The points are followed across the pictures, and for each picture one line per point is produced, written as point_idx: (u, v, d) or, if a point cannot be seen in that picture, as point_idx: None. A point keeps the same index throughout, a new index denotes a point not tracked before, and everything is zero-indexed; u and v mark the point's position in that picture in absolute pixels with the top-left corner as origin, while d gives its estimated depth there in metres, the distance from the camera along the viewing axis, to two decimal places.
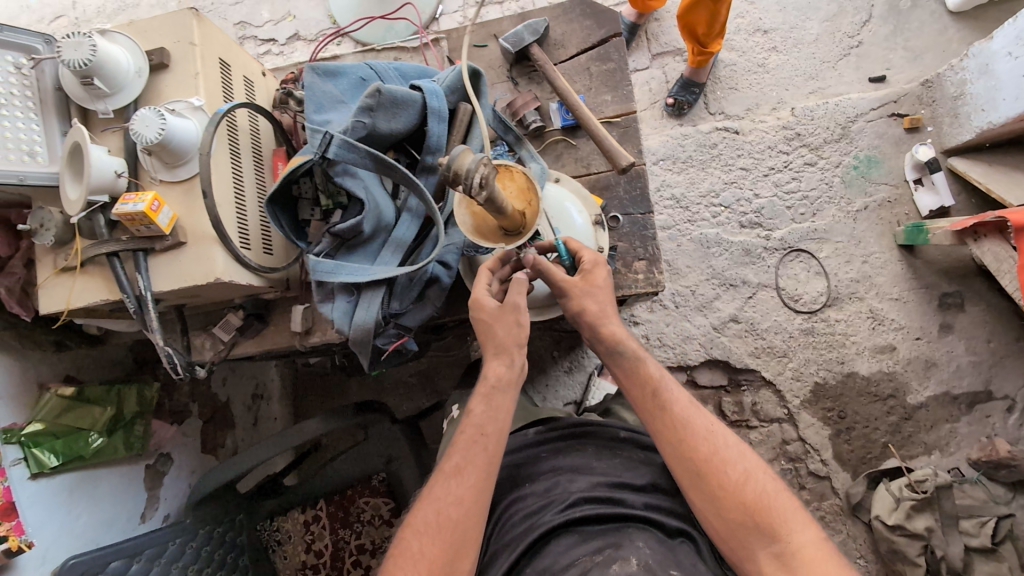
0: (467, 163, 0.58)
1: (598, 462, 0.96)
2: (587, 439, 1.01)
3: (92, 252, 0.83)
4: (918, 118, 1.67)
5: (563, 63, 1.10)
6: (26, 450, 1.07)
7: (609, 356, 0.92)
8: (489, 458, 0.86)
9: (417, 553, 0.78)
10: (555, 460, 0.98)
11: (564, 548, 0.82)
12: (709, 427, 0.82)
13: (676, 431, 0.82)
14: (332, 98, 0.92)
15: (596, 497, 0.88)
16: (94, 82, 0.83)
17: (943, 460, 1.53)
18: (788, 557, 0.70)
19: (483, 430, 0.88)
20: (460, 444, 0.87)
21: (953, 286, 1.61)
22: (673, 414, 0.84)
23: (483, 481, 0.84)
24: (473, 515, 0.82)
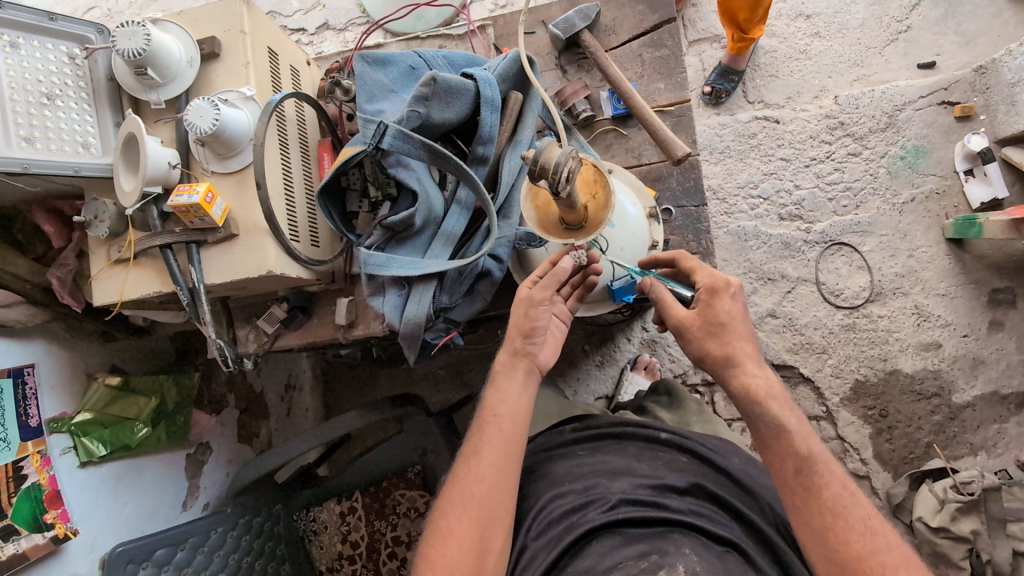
0: (552, 157, 0.56)
1: (641, 463, 0.94)
2: (627, 440, 0.99)
3: (147, 245, 0.83)
4: (970, 106, 1.60)
5: (614, 50, 1.06)
6: (75, 439, 1.09)
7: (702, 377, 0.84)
8: (509, 440, 0.86)
9: (446, 533, 0.81)
10: (594, 460, 0.96)
11: (605, 550, 0.80)
12: (870, 521, 0.72)
13: (831, 521, 0.73)
14: (383, 87, 0.90)
15: (640, 500, 0.85)
16: (148, 72, 0.83)
17: (990, 461, 1.48)
18: None
19: (495, 410, 0.88)
20: (479, 427, 0.88)
21: (1004, 282, 1.55)
22: (827, 500, 0.74)
23: (501, 461, 0.84)
24: (496, 494, 0.82)
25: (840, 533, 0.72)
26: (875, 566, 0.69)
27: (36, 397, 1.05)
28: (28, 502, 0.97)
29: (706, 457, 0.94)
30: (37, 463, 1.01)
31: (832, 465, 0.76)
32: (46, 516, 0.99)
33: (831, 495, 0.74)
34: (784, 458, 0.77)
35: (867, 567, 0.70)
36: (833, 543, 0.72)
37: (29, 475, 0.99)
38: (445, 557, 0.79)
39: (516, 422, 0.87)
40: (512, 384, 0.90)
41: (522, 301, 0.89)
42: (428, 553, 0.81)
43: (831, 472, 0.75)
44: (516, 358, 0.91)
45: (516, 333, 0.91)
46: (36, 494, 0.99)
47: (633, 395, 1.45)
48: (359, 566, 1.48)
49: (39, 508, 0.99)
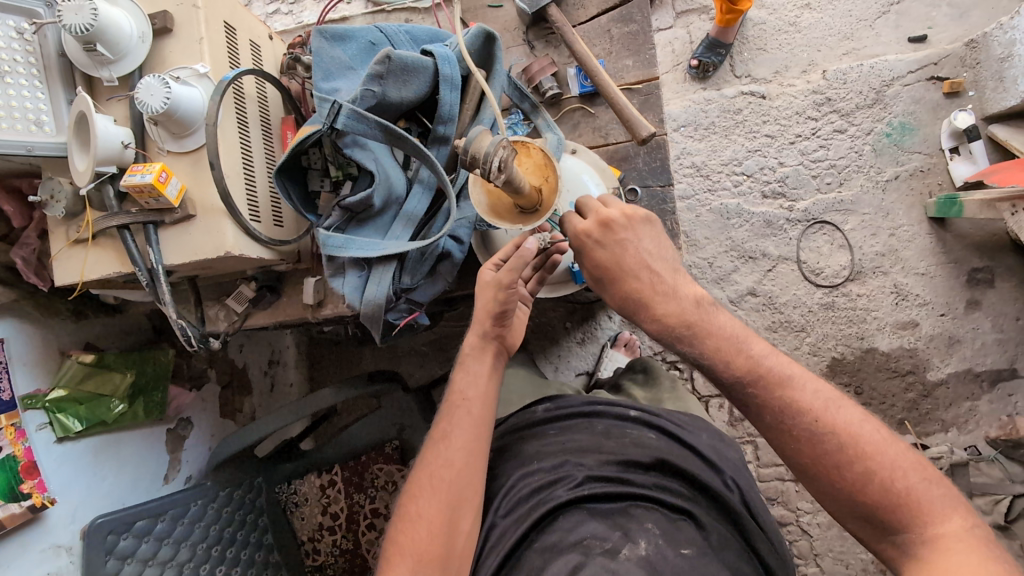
0: (484, 146, 0.55)
1: (608, 441, 0.94)
2: (596, 417, 1.00)
3: (103, 225, 0.83)
4: (959, 82, 1.57)
5: (582, 25, 1.04)
6: (50, 415, 1.11)
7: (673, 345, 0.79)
8: (480, 426, 0.89)
9: (417, 517, 0.83)
10: (563, 437, 0.97)
11: (571, 524, 0.82)
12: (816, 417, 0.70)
13: (783, 431, 0.72)
14: (340, 64, 0.88)
15: (604, 477, 0.87)
16: (97, 48, 0.81)
17: (960, 437, 1.50)
18: (886, 505, 0.66)
19: (465, 395, 0.91)
20: (446, 412, 0.91)
21: (983, 261, 1.55)
22: (774, 411, 0.72)
23: (468, 445, 0.87)
24: (466, 477, 0.85)
25: (797, 439, 0.71)
26: (840, 458, 0.68)
27: (4, 370, 1.06)
28: (5, 474, 1.00)
29: (675, 433, 0.95)
30: (11, 435, 1.03)
31: (766, 373, 0.73)
32: (23, 486, 1.02)
33: (776, 406, 0.72)
34: (724, 386, 0.76)
35: (834, 464, 0.69)
36: (797, 450, 0.71)
37: (5, 447, 1.01)
38: (416, 539, 0.81)
39: (485, 408, 0.90)
40: (480, 369, 0.93)
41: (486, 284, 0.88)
42: (398, 539, 0.82)
43: (764, 381, 0.73)
44: (486, 341, 0.93)
45: (486, 317, 0.91)
46: (11, 465, 1.01)
47: (610, 372, 1.48)
48: (339, 536, 1.52)
49: (15, 479, 1.01)
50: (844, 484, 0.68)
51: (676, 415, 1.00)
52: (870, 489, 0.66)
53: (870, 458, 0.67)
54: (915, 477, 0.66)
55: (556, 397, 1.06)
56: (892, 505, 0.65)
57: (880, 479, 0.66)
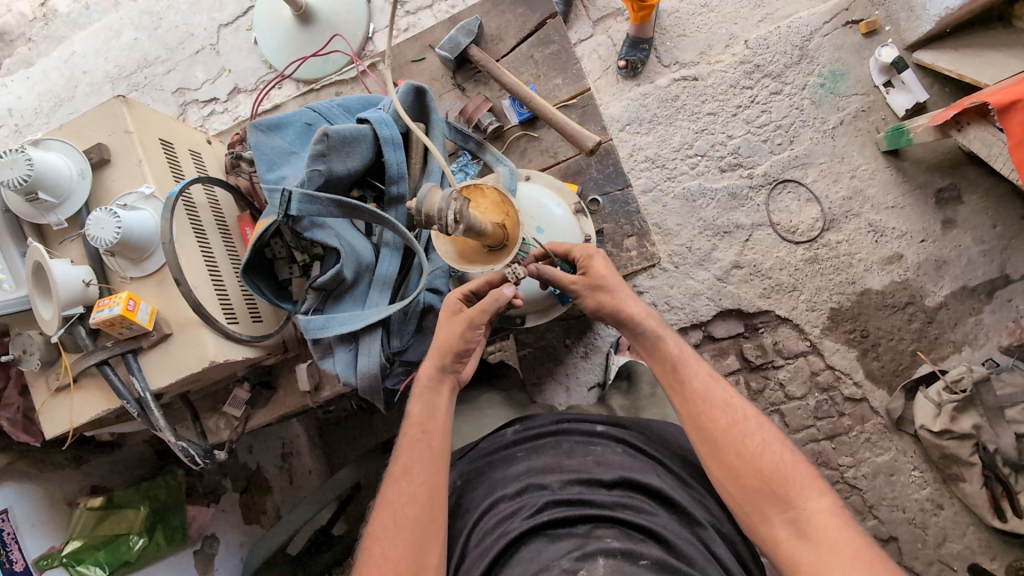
0: (435, 202, 0.56)
1: (571, 459, 0.85)
2: (563, 436, 0.90)
3: (81, 365, 0.81)
4: (874, 21, 1.63)
5: (505, 57, 1.06)
6: (70, 569, 1.06)
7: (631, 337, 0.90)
8: (435, 452, 0.80)
9: (382, 560, 0.73)
10: (529, 461, 0.87)
11: (533, 554, 0.71)
12: (690, 360, 0.86)
13: (668, 370, 0.87)
14: (282, 151, 0.89)
15: (566, 500, 0.77)
16: (39, 195, 0.81)
17: (975, 354, 1.51)
18: (724, 433, 0.79)
19: (424, 426, 0.82)
20: (405, 444, 0.82)
21: (946, 180, 1.58)
22: (679, 370, 0.85)
23: (430, 476, 0.78)
24: (428, 512, 0.76)
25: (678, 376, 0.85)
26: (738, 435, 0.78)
27: (15, 539, 1.02)
28: None
29: (641, 446, 0.87)
30: None
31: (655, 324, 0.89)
32: None
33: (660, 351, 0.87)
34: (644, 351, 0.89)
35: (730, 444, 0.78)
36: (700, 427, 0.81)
37: None
38: None
39: (444, 438, 0.82)
40: (437, 399, 0.85)
41: (454, 320, 0.85)
42: None
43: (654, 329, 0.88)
44: (443, 375, 0.85)
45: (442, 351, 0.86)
46: None
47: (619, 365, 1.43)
48: None
49: None
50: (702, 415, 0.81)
51: (647, 427, 0.92)
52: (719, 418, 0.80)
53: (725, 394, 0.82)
54: (754, 422, 0.80)
55: (523, 419, 0.97)
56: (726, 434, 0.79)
57: (727, 413, 0.80)
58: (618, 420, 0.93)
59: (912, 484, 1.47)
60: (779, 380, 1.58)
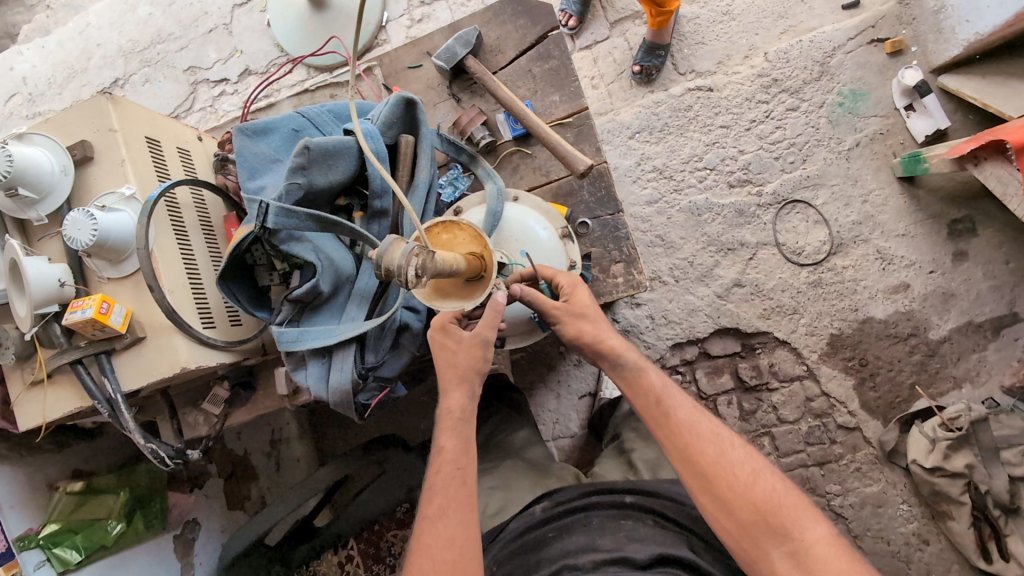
0: (394, 261, 0.53)
1: (604, 537, 0.82)
2: (593, 511, 0.88)
3: (54, 363, 0.82)
4: (900, 41, 1.56)
5: (503, 69, 1.03)
6: (47, 551, 1.08)
7: (609, 370, 0.86)
8: (470, 489, 0.73)
9: None
10: (563, 540, 0.84)
11: None
12: (671, 390, 0.82)
13: (648, 401, 0.82)
14: (266, 159, 0.88)
15: None
16: (19, 191, 0.81)
17: (975, 392, 1.47)
18: (714, 466, 0.76)
19: (460, 463, 0.75)
20: (437, 482, 0.74)
21: (961, 212, 1.52)
22: (659, 401, 0.82)
23: (466, 519, 0.71)
24: (469, 559, 0.69)
25: (658, 408, 0.81)
26: (728, 467, 0.75)
27: None
28: None
29: (673, 521, 0.85)
30: None
31: (632, 354, 0.85)
32: None
33: (639, 382, 0.83)
34: (622, 383, 0.85)
35: (720, 476, 0.75)
36: (686, 460, 0.77)
37: None
38: None
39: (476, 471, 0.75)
40: (469, 431, 0.77)
41: (467, 345, 0.78)
42: None
43: (632, 360, 0.84)
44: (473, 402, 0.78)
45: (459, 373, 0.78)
46: None
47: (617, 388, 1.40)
48: None
49: None
50: (687, 448, 0.77)
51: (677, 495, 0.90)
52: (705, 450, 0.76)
53: (709, 425, 0.79)
54: (741, 452, 0.77)
55: (551, 492, 0.93)
56: (714, 468, 0.75)
57: (712, 445, 0.77)
58: (647, 490, 0.90)
59: (899, 518, 1.45)
60: (772, 404, 1.55)
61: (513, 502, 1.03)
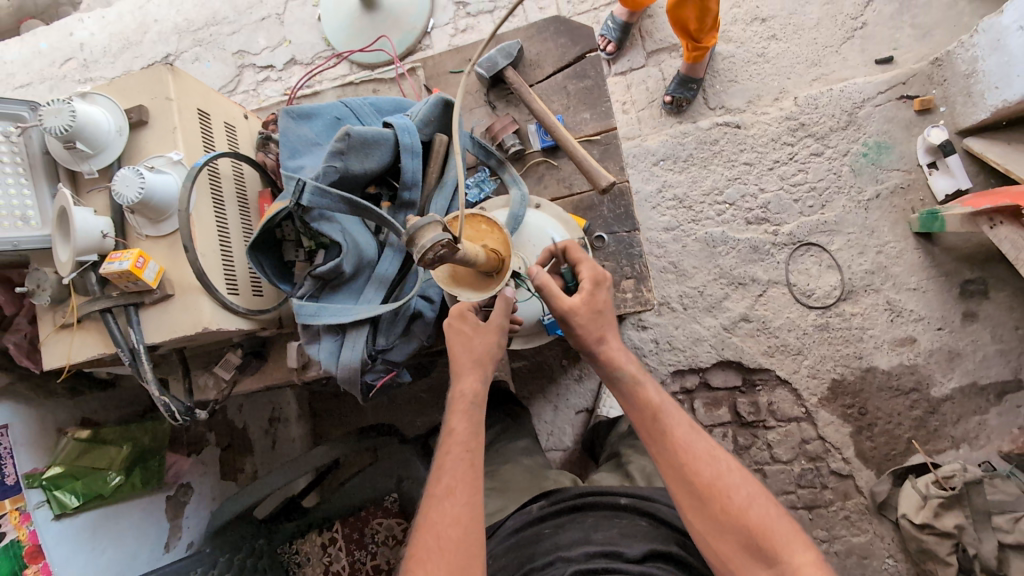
0: (422, 241, 0.56)
1: (597, 532, 0.85)
2: (588, 511, 0.90)
3: (86, 309, 0.87)
4: (929, 99, 1.59)
5: (539, 83, 1.08)
6: (48, 492, 1.12)
7: (608, 381, 0.88)
8: (476, 470, 0.74)
9: None
10: (558, 535, 0.86)
11: None
12: (670, 409, 0.84)
13: (645, 417, 0.84)
14: (307, 141, 0.93)
15: (592, 568, 0.76)
16: (76, 145, 0.86)
17: (972, 454, 1.47)
18: (707, 488, 0.77)
19: (469, 445, 0.76)
20: (446, 462, 0.76)
21: (974, 272, 1.54)
22: (657, 419, 0.83)
23: (471, 497, 0.73)
24: (474, 536, 0.70)
25: (655, 426, 0.83)
26: (722, 489, 0.76)
27: (10, 455, 1.09)
28: (9, 558, 1.00)
29: (668, 522, 0.87)
30: (16, 519, 1.05)
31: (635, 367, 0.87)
32: (25, 571, 1.03)
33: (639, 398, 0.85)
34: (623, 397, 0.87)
35: (714, 497, 0.76)
36: (681, 479, 0.79)
37: (8, 532, 1.03)
38: None
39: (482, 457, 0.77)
40: (477, 416, 0.80)
41: (483, 330, 0.83)
42: None
43: (634, 374, 0.86)
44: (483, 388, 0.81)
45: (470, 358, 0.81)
46: (15, 550, 1.02)
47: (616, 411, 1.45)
48: None
49: (19, 564, 1.02)
50: (683, 468, 0.79)
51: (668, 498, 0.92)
52: (699, 471, 0.78)
53: (706, 447, 0.80)
54: (737, 475, 0.78)
55: (550, 493, 0.96)
56: (707, 489, 0.77)
57: (707, 465, 0.78)
58: (643, 494, 0.92)
59: (883, 571, 1.44)
60: (767, 441, 1.56)
61: (502, 498, 1.05)
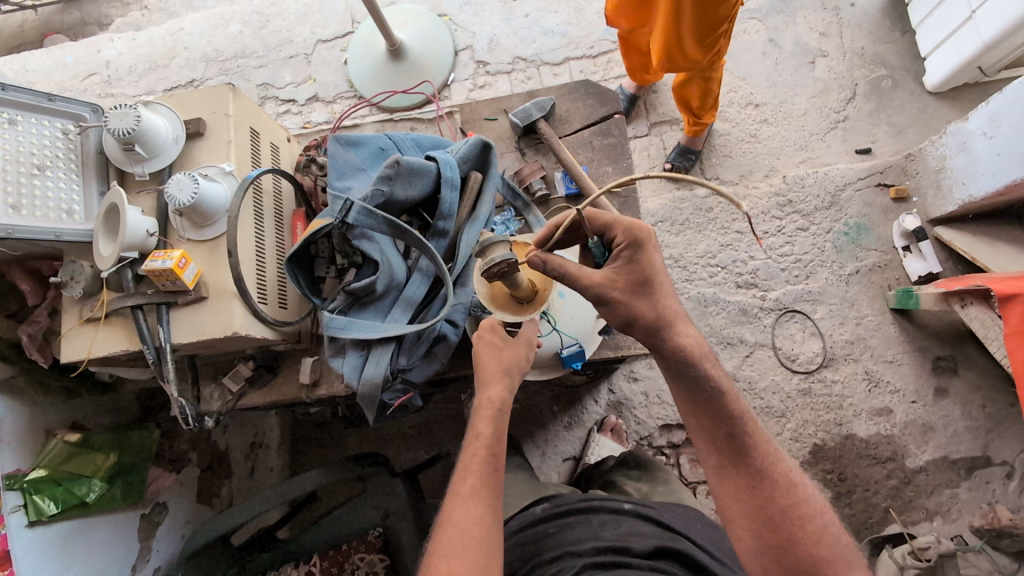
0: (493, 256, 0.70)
1: (604, 531, 0.88)
2: (593, 513, 0.93)
3: (118, 304, 0.88)
4: (904, 189, 1.75)
5: (567, 136, 1.18)
6: (26, 496, 1.08)
7: (687, 379, 0.83)
8: (497, 472, 0.78)
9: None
10: (565, 535, 0.89)
11: None
12: (752, 426, 0.82)
13: (728, 428, 0.81)
14: (353, 166, 0.99)
15: (602, 563, 0.80)
16: (135, 147, 0.91)
17: (946, 527, 1.51)
18: (788, 512, 0.77)
19: (494, 450, 0.79)
20: (470, 465, 0.79)
21: (945, 350, 1.64)
22: (742, 435, 0.81)
23: (490, 502, 0.76)
24: (495, 535, 0.73)
25: (739, 440, 0.81)
26: (801, 517, 0.77)
27: None
28: None
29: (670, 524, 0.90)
30: None
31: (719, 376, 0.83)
32: None
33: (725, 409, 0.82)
34: (704, 403, 0.82)
35: (790, 521, 0.77)
36: (762, 500, 0.78)
37: None
38: None
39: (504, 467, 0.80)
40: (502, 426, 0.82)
41: (513, 344, 0.88)
42: None
43: (722, 385, 0.82)
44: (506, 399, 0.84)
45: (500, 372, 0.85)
46: None
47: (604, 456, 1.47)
48: None
49: None
50: (765, 488, 0.78)
51: (668, 509, 0.96)
52: (780, 494, 0.78)
53: (788, 471, 0.80)
54: (815, 503, 0.79)
55: (551, 499, 0.99)
56: (790, 512, 0.77)
57: (788, 491, 0.79)
58: (644, 502, 0.96)
59: None
60: None
61: None
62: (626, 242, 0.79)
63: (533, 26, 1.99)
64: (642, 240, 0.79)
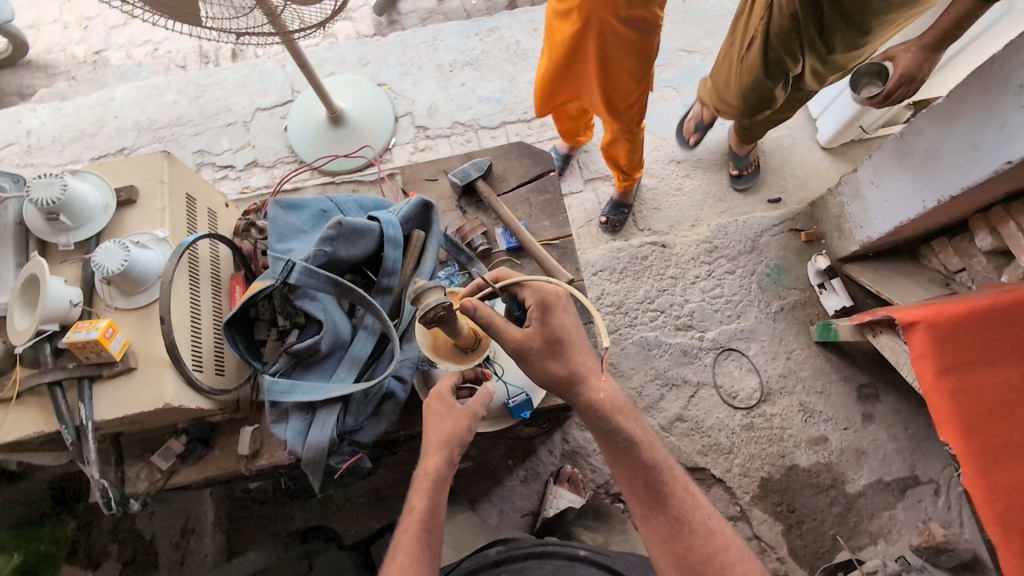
0: (427, 300, 0.71)
1: None
2: (548, 558, 0.93)
3: (32, 381, 0.82)
4: (813, 233, 1.93)
5: (505, 194, 1.24)
6: None
7: (605, 433, 0.87)
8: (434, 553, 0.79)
9: None
10: None
11: None
12: (669, 473, 0.88)
13: (647, 479, 0.86)
14: (295, 228, 1.00)
15: None
16: (60, 217, 0.88)
17: (889, 548, 1.58)
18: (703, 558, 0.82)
19: (428, 526, 0.81)
20: (404, 541, 0.79)
21: (867, 377, 1.77)
22: (659, 484, 0.86)
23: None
24: None
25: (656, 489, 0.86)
26: (715, 561, 0.82)
27: None
28: None
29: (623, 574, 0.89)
30: None
31: (635, 427, 0.88)
32: None
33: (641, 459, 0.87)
34: (622, 455, 0.87)
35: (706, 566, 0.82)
36: (678, 547, 0.83)
37: None
38: None
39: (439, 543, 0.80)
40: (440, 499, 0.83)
41: (457, 414, 0.86)
42: None
43: (637, 439, 0.87)
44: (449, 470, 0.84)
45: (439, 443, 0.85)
46: None
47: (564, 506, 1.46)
48: None
49: None
50: (681, 534, 0.84)
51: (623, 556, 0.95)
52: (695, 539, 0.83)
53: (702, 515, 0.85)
54: (726, 543, 0.84)
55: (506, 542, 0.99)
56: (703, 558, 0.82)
57: (703, 536, 0.84)
58: (600, 549, 0.95)
59: None
60: None
61: None
62: (536, 306, 0.83)
63: (469, 94, 2.10)
64: (551, 302, 0.83)
